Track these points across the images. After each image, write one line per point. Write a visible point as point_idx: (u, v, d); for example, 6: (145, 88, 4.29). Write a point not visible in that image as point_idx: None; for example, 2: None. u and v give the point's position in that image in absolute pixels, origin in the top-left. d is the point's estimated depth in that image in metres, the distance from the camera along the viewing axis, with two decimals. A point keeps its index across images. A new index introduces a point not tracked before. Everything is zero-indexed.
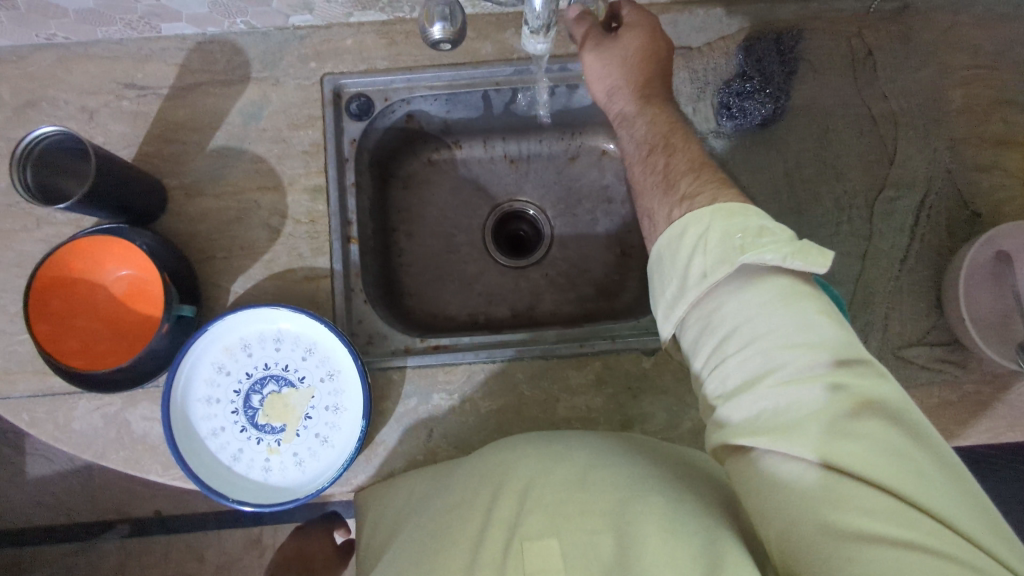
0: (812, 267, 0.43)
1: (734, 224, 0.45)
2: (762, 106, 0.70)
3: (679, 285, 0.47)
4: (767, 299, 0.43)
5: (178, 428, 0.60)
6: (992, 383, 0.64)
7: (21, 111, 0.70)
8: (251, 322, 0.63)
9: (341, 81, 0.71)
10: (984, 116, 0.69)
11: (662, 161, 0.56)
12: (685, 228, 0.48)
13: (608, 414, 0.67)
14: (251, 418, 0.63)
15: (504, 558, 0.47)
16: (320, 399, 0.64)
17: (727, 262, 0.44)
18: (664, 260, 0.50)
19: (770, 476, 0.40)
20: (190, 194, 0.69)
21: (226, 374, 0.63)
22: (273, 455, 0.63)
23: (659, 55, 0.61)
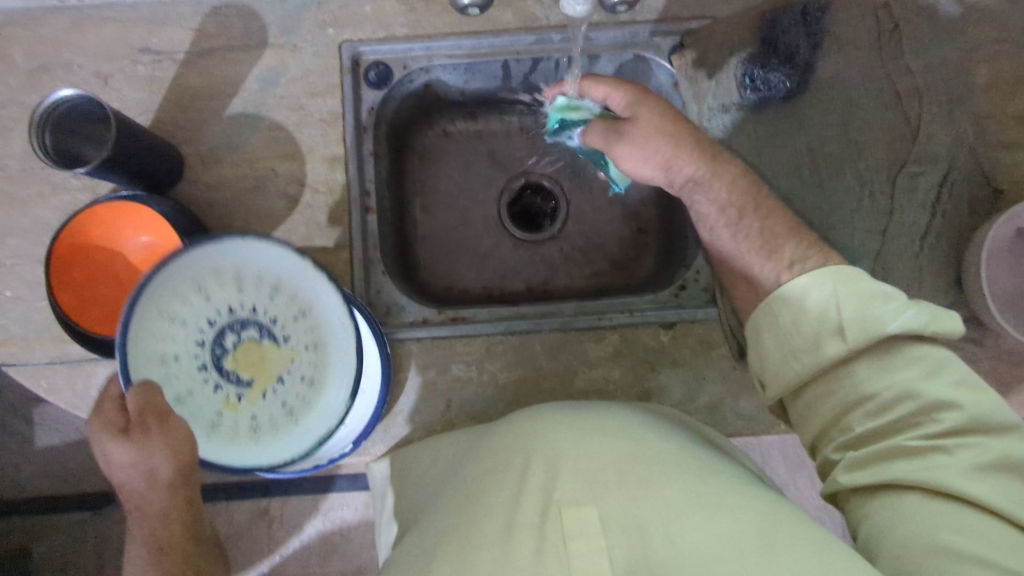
0: (945, 335, 0.47)
1: (862, 290, 0.49)
2: (788, 79, 0.69)
3: (794, 348, 0.51)
4: (909, 364, 0.47)
5: (132, 339, 0.48)
6: (1005, 359, 0.65)
7: (34, 75, 0.69)
8: (259, 253, 0.52)
9: (360, 48, 0.70)
10: (1008, 93, 0.68)
11: (762, 219, 0.62)
12: (816, 295, 0.51)
13: (625, 386, 0.67)
14: (215, 358, 0.53)
15: (540, 524, 0.44)
16: (300, 367, 0.55)
17: (868, 331, 0.47)
18: (781, 318, 0.52)
19: (892, 513, 0.44)
20: (208, 162, 0.68)
21: (203, 297, 0.52)
22: (227, 410, 0.53)
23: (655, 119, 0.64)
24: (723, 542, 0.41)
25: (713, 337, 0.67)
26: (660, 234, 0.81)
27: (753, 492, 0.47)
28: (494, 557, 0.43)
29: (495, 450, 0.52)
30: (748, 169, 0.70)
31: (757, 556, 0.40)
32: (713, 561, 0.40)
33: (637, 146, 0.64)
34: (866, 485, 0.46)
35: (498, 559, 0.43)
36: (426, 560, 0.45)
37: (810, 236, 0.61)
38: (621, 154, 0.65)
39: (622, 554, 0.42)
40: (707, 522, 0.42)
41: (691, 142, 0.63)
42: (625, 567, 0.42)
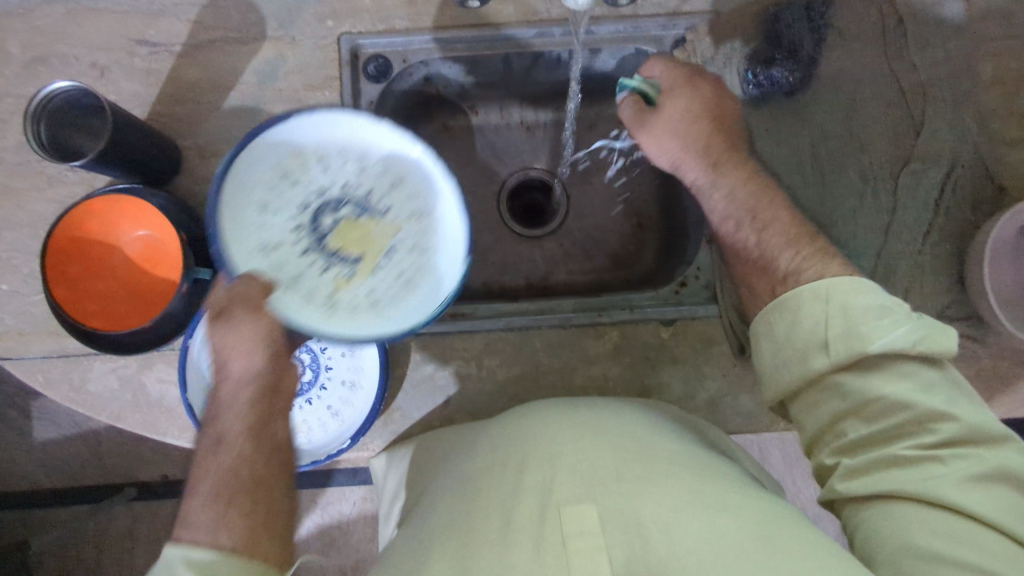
0: (938, 351, 0.48)
1: (862, 300, 0.50)
2: (792, 74, 0.69)
3: (788, 360, 0.52)
4: (903, 376, 0.48)
5: (224, 219, 0.51)
6: (1008, 359, 0.64)
7: (30, 66, 0.68)
8: (324, 126, 0.55)
9: (359, 41, 0.69)
10: (1015, 89, 0.68)
11: (757, 231, 0.62)
12: (810, 302, 0.52)
13: (625, 383, 0.67)
14: (316, 239, 0.54)
15: (538, 523, 0.44)
16: (408, 236, 0.55)
17: (857, 350, 0.48)
18: (776, 327, 0.53)
19: (887, 519, 0.45)
20: (205, 155, 0.68)
21: (294, 184, 0.54)
22: (341, 289, 0.53)
23: (710, 109, 0.64)
24: (722, 539, 0.41)
25: (714, 334, 0.67)
26: (661, 230, 0.80)
27: (752, 491, 0.47)
28: (492, 556, 0.42)
29: (492, 446, 0.52)
30: None
31: (758, 555, 0.39)
32: (713, 559, 0.40)
33: (691, 102, 0.64)
34: (861, 493, 0.47)
35: (496, 558, 0.42)
36: (422, 557, 0.44)
37: (811, 245, 0.59)
38: (673, 102, 0.64)
39: (621, 551, 0.42)
40: (706, 521, 0.42)
41: (731, 127, 0.65)
42: (624, 565, 0.41)
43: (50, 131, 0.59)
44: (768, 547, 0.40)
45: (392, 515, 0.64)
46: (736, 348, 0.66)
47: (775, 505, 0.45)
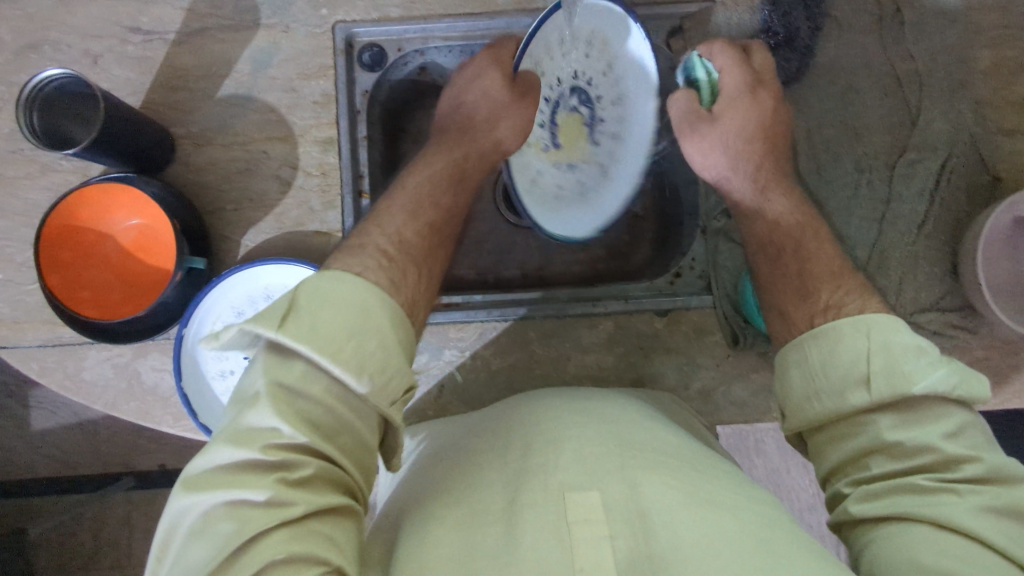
0: (977, 397, 0.44)
1: (901, 339, 0.46)
2: (788, 62, 0.68)
3: (822, 393, 0.48)
4: (937, 419, 0.44)
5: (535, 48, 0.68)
6: (1000, 349, 0.64)
7: (22, 54, 0.68)
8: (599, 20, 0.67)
9: (353, 30, 0.69)
10: (1012, 79, 0.67)
11: (797, 262, 0.57)
12: (851, 332, 0.48)
13: (619, 373, 0.67)
14: (550, 119, 0.72)
15: (542, 505, 0.42)
16: (602, 142, 0.71)
17: (899, 390, 0.44)
18: (812, 357, 0.49)
19: (899, 542, 0.40)
20: (199, 144, 0.67)
21: (558, 57, 0.69)
22: (530, 147, 0.74)
23: (764, 121, 0.63)
24: (722, 535, 0.40)
25: (708, 324, 0.67)
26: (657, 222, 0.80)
27: (748, 487, 0.46)
28: (496, 538, 0.41)
29: (491, 439, 0.51)
30: None
31: (759, 552, 0.39)
32: (719, 551, 0.39)
33: (749, 116, 0.63)
34: (873, 518, 0.42)
35: (501, 540, 0.41)
36: (419, 535, 0.43)
37: (849, 277, 0.55)
38: (731, 115, 0.63)
39: (625, 542, 0.41)
40: (709, 514, 0.42)
41: (778, 140, 0.64)
42: (626, 557, 0.40)
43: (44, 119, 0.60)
44: (766, 545, 0.40)
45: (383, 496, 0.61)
46: (729, 337, 0.66)
47: (768, 502, 0.45)
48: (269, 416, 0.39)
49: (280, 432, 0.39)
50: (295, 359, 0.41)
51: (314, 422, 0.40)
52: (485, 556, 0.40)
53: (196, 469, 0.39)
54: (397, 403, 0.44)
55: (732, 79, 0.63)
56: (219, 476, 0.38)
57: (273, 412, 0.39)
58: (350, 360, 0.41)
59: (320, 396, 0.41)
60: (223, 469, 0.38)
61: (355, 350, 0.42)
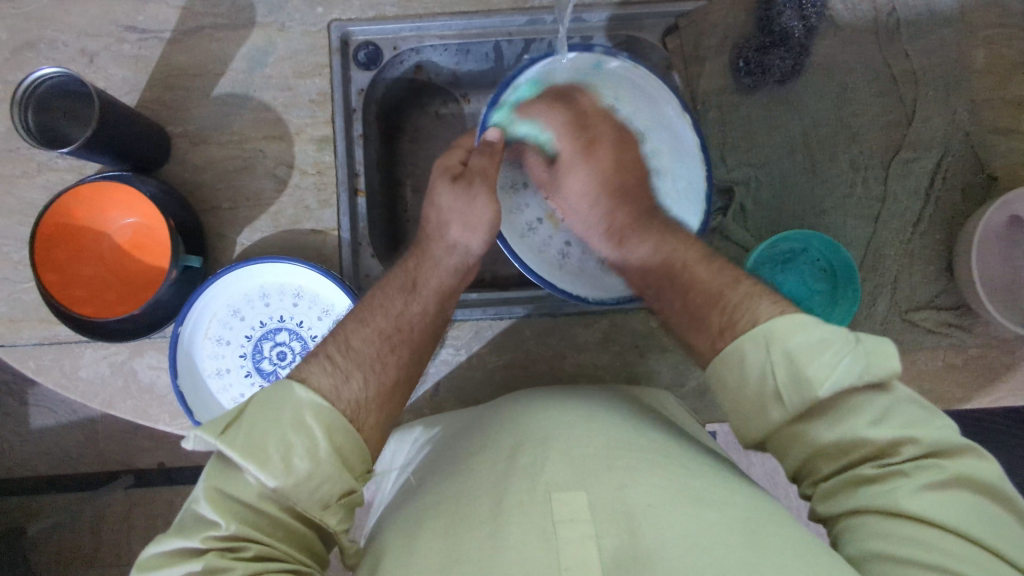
0: (886, 370, 0.42)
1: (807, 339, 0.44)
2: (781, 63, 0.68)
3: (752, 412, 0.46)
4: (857, 409, 0.42)
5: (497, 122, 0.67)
6: (995, 347, 0.64)
7: (19, 52, 0.68)
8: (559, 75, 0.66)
9: (349, 28, 0.69)
10: (1007, 78, 0.67)
11: (679, 297, 0.54)
12: (751, 351, 0.46)
13: (614, 371, 0.67)
14: None
15: (529, 505, 0.43)
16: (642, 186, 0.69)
17: (808, 397, 0.43)
18: (726, 378, 0.48)
19: (861, 536, 0.40)
20: (195, 142, 0.68)
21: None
22: (548, 223, 0.71)
23: (605, 175, 0.63)
24: (708, 535, 0.40)
25: None
26: None
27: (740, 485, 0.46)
28: (483, 540, 0.41)
29: (483, 437, 0.51)
30: (743, 153, 0.69)
31: (744, 551, 0.39)
32: (703, 551, 0.39)
33: (594, 173, 0.64)
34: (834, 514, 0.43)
35: (487, 542, 0.41)
36: (409, 538, 0.43)
37: (735, 292, 0.51)
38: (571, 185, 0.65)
39: (611, 543, 0.41)
40: (695, 514, 0.42)
41: (640, 192, 0.63)
42: (613, 557, 0.40)
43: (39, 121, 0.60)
44: (753, 543, 0.40)
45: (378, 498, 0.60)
46: None
47: (759, 499, 0.45)
48: (208, 511, 0.42)
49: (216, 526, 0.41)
50: (239, 469, 0.43)
51: (255, 517, 0.42)
52: (473, 557, 0.41)
53: (149, 554, 0.42)
54: (332, 502, 0.45)
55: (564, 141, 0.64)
56: (167, 561, 0.41)
57: (213, 509, 0.41)
58: (276, 468, 0.42)
59: (255, 501, 0.42)
60: (173, 556, 0.41)
61: (281, 457, 0.43)
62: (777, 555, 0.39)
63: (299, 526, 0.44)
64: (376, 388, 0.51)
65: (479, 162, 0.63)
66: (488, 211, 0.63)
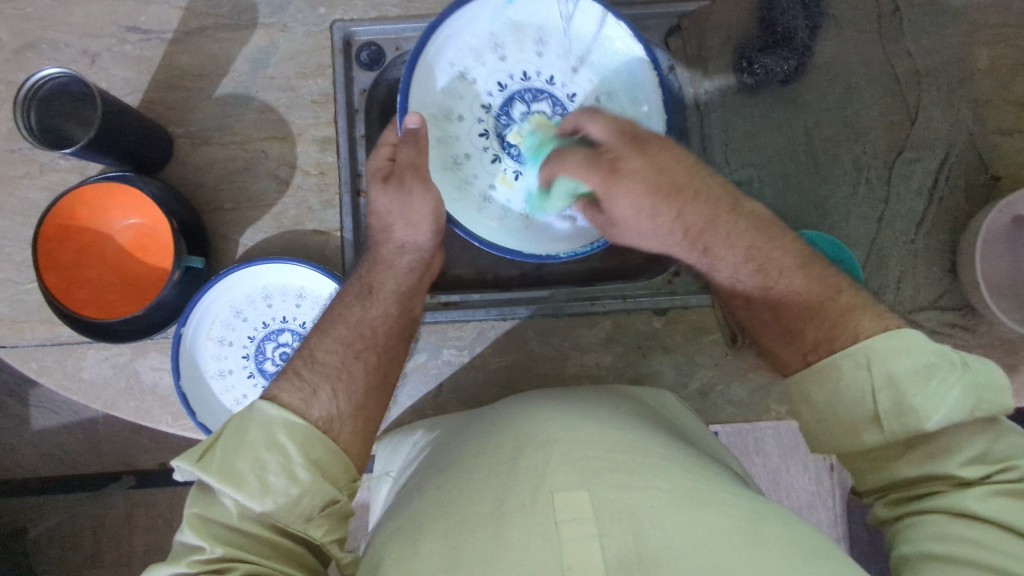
0: (999, 404, 0.43)
1: (913, 361, 0.45)
2: (785, 63, 0.66)
3: (843, 434, 0.47)
4: (961, 435, 0.43)
5: (422, 81, 0.65)
6: (999, 348, 0.64)
7: (20, 53, 0.68)
8: (477, 20, 0.66)
9: (351, 29, 0.69)
10: (1010, 78, 0.67)
11: (769, 311, 0.55)
12: (849, 370, 0.47)
13: (617, 372, 0.67)
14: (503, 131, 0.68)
15: (531, 507, 0.42)
16: None
17: (905, 421, 0.44)
18: (818, 396, 0.49)
19: (923, 530, 0.41)
20: (197, 143, 0.67)
21: (492, 64, 0.68)
22: (502, 185, 0.68)
23: (659, 187, 0.58)
24: (713, 537, 0.40)
25: (706, 324, 0.67)
26: None
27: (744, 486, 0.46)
28: (485, 543, 0.41)
29: (485, 438, 0.51)
30: (747, 152, 0.69)
31: (747, 552, 0.39)
32: (707, 553, 0.39)
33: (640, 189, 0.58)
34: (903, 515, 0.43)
35: (489, 545, 0.41)
36: (411, 541, 0.43)
37: (832, 304, 0.51)
38: (619, 203, 0.59)
39: (615, 544, 0.41)
40: (698, 515, 0.41)
41: (699, 191, 0.58)
42: (617, 558, 0.40)
43: (41, 119, 0.60)
44: (757, 545, 0.40)
45: (380, 500, 0.60)
46: (727, 337, 0.66)
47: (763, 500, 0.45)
48: (190, 536, 0.42)
49: (202, 550, 0.41)
50: (217, 494, 0.44)
51: (237, 537, 0.42)
52: (475, 558, 0.40)
53: None
54: (316, 515, 0.45)
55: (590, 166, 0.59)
56: None
57: (195, 532, 0.42)
58: (252, 487, 0.43)
59: (235, 522, 0.42)
60: None
61: (257, 476, 0.43)
62: (783, 559, 0.39)
63: (286, 542, 0.44)
64: (346, 397, 0.52)
65: (407, 156, 0.62)
66: (428, 203, 0.62)
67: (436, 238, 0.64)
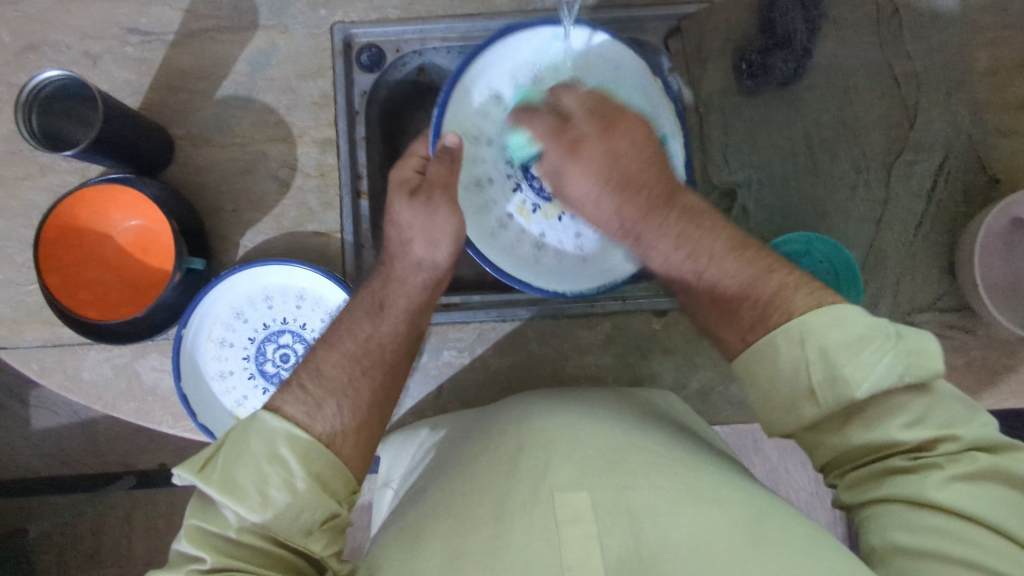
0: (925, 364, 0.42)
1: (850, 332, 0.43)
2: (785, 64, 0.68)
3: (784, 409, 0.46)
4: (896, 411, 0.42)
5: (458, 100, 0.66)
6: (997, 349, 0.65)
7: (22, 55, 0.68)
8: (523, 50, 0.67)
9: (351, 31, 0.69)
10: (1008, 81, 0.68)
11: (707, 298, 0.52)
12: (787, 344, 0.45)
13: (617, 373, 0.67)
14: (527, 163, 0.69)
15: (531, 506, 0.43)
16: None
17: (845, 398, 0.43)
18: (758, 372, 0.47)
19: (886, 522, 0.41)
20: (198, 144, 0.68)
21: (530, 93, 0.68)
22: (519, 216, 0.69)
23: (619, 169, 0.59)
24: (712, 537, 0.40)
25: None
26: None
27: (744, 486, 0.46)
28: (486, 542, 0.41)
29: (486, 438, 0.51)
30: (746, 154, 0.69)
31: (746, 552, 0.39)
32: (706, 554, 0.39)
33: (591, 166, 0.60)
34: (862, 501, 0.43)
35: (489, 544, 0.41)
36: (411, 542, 0.43)
37: (765, 286, 0.49)
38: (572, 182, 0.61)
39: (615, 543, 0.41)
40: (698, 515, 0.42)
41: (655, 173, 0.58)
42: (616, 558, 0.40)
43: (43, 120, 0.60)
44: (756, 545, 0.40)
45: (381, 502, 0.60)
46: None
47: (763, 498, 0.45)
48: (189, 547, 0.42)
49: (198, 562, 0.41)
50: (218, 505, 0.44)
51: (235, 549, 0.42)
52: (475, 557, 0.41)
53: None
54: (316, 529, 0.45)
55: (564, 136, 0.61)
56: None
57: (191, 541, 0.42)
58: (253, 500, 0.43)
59: (234, 534, 0.43)
60: None
61: (258, 488, 0.43)
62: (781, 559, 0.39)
63: (285, 553, 0.44)
64: (351, 411, 0.51)
65: (437, 173, 0.61)
66: (451, 222, 0.60)
67: (453, 257, 0.62)
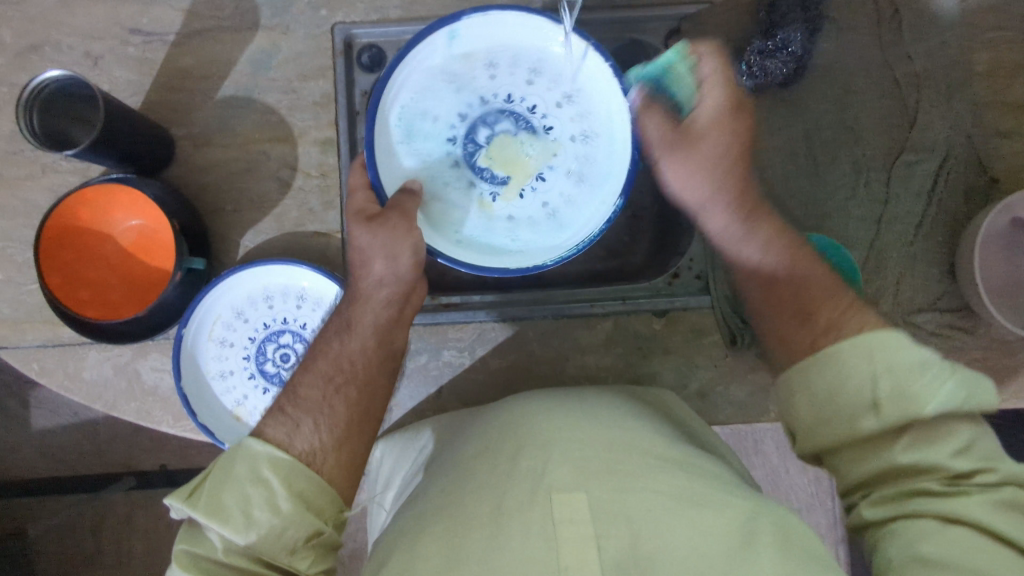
0: (978, 399, 0.44)
1: (911, 355, 0.45)
2: (785, 67, 0.66)
3: (833, 423, 0.46)
4: (943, 440, 0.43)
5: (379, 138, 0.61)
6: (998, 350, 0.64)
7: (23, 55, 0.68)
8: (420, 63, 0.61)
9: (353, 31, 0.68)
10: (1009, 81, 0.67)
11: (775, 308, 0.54)
12: (854, 354, 0.46)
13: (617, 373, 0.67)
14: (469, 155, 0.63)
15: (529, 507, 0.43)
16: (563, 128, 0.63)
17: (906, 415, 0.43)
18: (815, 380, 0.47)
19: (913, 536, 0.41)
20: (199, 144, 0.68)
21: (446, 97, 0.62)
22: (482, 209, 0.63)
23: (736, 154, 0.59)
24: (707, 538, 0.40)
25: (705, 325, 0.67)
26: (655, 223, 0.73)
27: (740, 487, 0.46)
28: (483, 544, 0.41)
29: (485, 435, 0.51)
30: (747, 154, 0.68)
31: (739, 554, 0.39)
32: (702, 557, 0.39)
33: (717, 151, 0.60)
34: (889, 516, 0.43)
35: (487, 546, 0.41)
36: (410, 543, 0.43)
37: (840, 300, 0.52)
38: (670, 171, 0.61)
39: (612, 545, 0.41)
40: (694, 516, 0.42)
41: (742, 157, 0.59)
42: (614, 561, 0.40)
43: (43, 124, 0.60)
44: (750, 547, 0.40)
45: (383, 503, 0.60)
46: (727, 338, 0.66)
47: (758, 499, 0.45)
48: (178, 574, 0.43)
49: None
50: (205, 531, 0.45)
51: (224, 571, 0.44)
52: (474, 558, 0.41)
53: None
54: (300, 547, 0.46)
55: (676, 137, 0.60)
56: None
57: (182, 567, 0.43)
58: (238, 521, 0.44)
59: (222, 556, 0.44)
60: None
61: (241, 510, 0.45)
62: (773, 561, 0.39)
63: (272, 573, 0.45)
64: (328, 429, 0.53)
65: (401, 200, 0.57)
66: (414, 243, 0.57)
67: (416, 271, 0.60)
